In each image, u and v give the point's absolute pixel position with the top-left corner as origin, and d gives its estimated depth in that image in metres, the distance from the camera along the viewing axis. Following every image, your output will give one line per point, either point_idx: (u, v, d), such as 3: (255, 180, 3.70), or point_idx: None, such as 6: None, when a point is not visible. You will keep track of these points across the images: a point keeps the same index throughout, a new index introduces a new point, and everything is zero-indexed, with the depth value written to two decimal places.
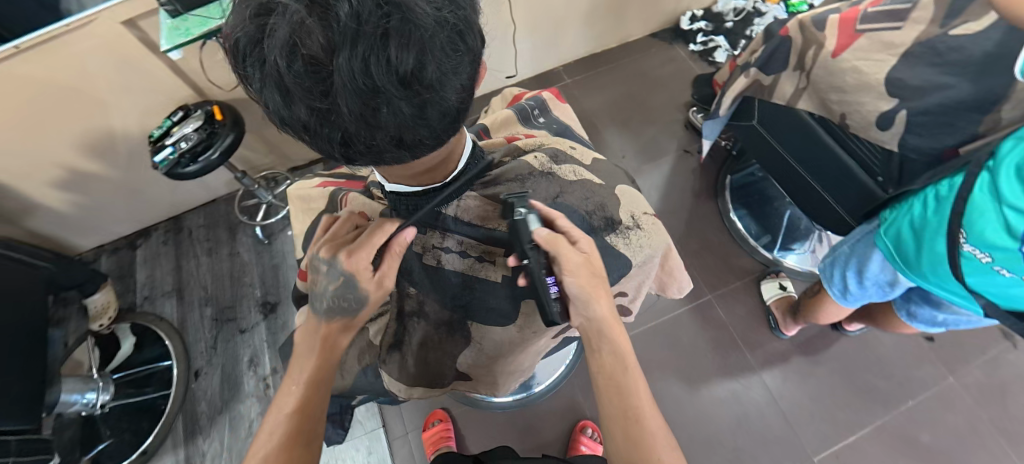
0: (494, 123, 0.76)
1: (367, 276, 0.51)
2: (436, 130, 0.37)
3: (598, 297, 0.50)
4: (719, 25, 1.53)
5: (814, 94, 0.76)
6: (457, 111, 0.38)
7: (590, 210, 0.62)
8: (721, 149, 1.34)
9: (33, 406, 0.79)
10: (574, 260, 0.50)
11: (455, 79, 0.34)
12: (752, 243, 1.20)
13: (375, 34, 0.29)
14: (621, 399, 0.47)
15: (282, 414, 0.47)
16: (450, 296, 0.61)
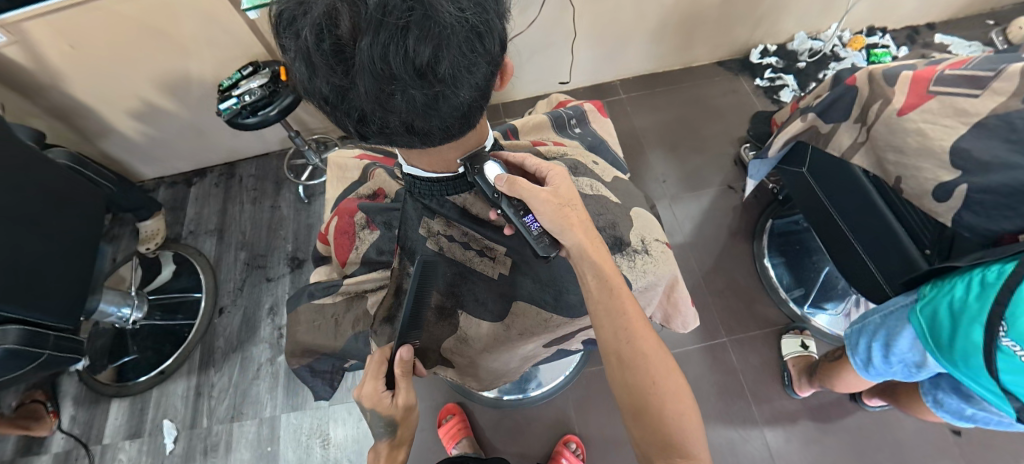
0: (525, 126, 0.76)
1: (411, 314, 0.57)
2: (444, 119, 0.42)
3: (592, 249, 0.54)
4: (790, 63, 1.47)
5: (871, 151, 0.72)
6: (467, 106, 0.42)
7: (600, 227, 0.62)
8: (767, 191, 1.28)
9: (71, 306, 0.88)
10: (544, 197, 0.54)
11: (467, 77, 0.39)
12: (782, 294, 1.14)
13: (398, 26, 0.34)
14: (635, 365, 0.50)
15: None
16: (446, 281, 0.65)
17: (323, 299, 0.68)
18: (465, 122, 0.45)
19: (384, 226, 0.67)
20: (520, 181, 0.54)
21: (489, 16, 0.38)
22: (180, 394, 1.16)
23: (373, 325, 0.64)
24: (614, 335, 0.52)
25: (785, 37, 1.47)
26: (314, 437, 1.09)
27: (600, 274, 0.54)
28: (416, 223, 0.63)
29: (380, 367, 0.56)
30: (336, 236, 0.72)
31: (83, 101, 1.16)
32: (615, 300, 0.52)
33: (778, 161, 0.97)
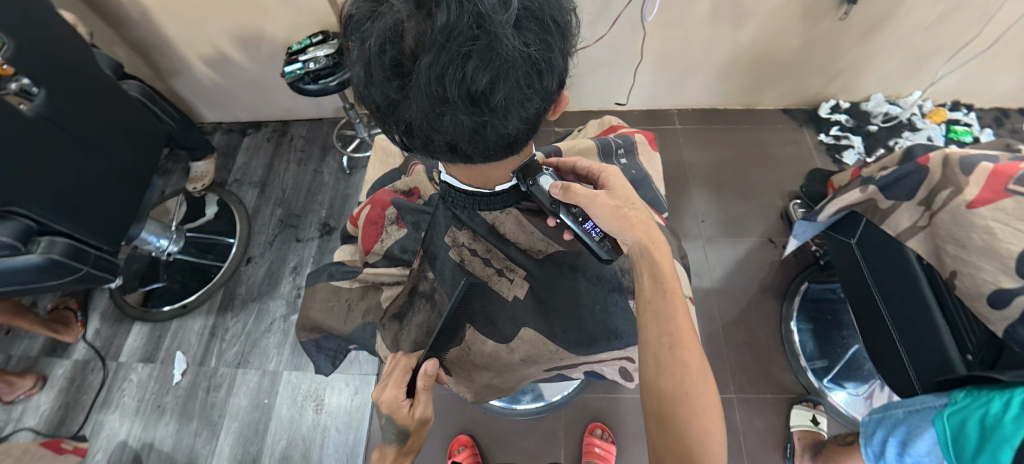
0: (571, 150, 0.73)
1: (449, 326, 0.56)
2: (487, 144, 0.42)
3: (653, 248, 0.55)
4: (861, 124, 1.39)
5: (931, 238, 0.68)
6: (511, 135, 0.42)
7: (624, 269, 0.66)
8: (809, 253, 1.22)
9: (115, 230, 0.94)
10: (604, 201, 0.56)
11: (517, 109, 0.39)
12: (802, 363, 1.08)
13: (460, 52, 0.34)
14: (672, 371, 0.50)
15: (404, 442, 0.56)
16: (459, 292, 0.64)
17: (340, 282, 0.69)
18: (507, 149, 0.45)
19: (412, 225, 0.68)
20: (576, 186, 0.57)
21: (552, 54, 0.38)
22: (196, 331, 1.23)
23: (382, 319, 0.64)
24: (658, 338, 0.52)
25: (861, 96, 1.40)
26: (308, 399, 1.13)
27: (656, 276, 0.55)
28: (444, 231, 0.65)
29: (404, 377, 0.57)
30: (366, 224, 0.72)
31: (164, 40, 1.24)
32: (667, 304, 0.53)
33: (826, 227, 0.93)
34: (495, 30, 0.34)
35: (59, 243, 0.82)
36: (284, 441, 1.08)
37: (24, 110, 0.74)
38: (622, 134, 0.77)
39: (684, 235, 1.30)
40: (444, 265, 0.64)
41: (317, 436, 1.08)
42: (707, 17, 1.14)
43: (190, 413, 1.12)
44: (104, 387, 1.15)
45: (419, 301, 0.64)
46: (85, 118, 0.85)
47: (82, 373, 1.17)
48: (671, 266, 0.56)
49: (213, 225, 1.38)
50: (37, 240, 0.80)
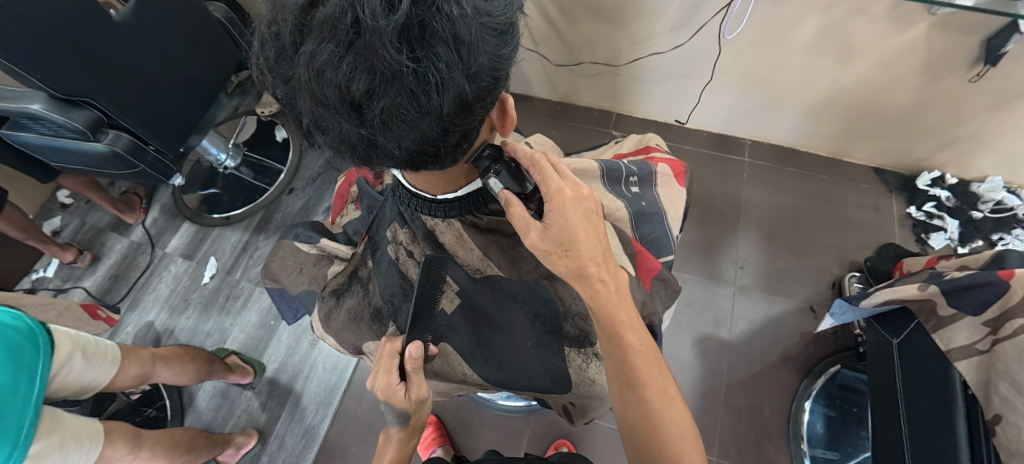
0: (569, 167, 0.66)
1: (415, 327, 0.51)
2: (383, 159, 0.37)
3: (596, 305, 0.49)
4: (963, 206, 1.18)
5: (987, 367, 0.57)
6: (411, 156, 0.37)
7: (568, 314, 0.57)
8: (852, 336, 1.07)
9: (178, 138, 1.04)
10: (533, 240, 0.47)
11: (408, 130, 0.33)
12: (803, 449, 0.97)
13: (330, 51, 0.28)
14: (638, 410, 0.48)
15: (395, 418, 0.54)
16: (391, 291, 0.55)
17: (301, 244, 0.63)
18: (412, 166, 0.39)
19: (366, 210, 0.60)
20: (516, 209, 0.46)
21: (459, 77, 0.31)
22: (231, 243, 1.34)
23: (322, 292, 0.59)
24: (617, 378, 0.50)
25: (974, 175, 1.18)
26: (307, 332, 1.20)
27: (607, 322, 0.49)
28: (387, 224, 0.56)
29: (391, 362, 0.52)
30: (337, 198, 0.71)
31: None
32: (618, 346, 0.49)
33: (870, 315, 0.81)
34: (372, 36, 0.27)
35: (123, 138, 0.91)
36: (277, 364, 1.17)
37: (113, 16, 0.82)
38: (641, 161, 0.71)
39: (715, 277, 1.20)
40: (383, 257, 0.56)
41: (305, 368, 1.16)
42: (806, 48, 1.00)
43: (208, 314, 1.24)
44: (147, 270, 1.31)
45: (354, 286, 0.58)
46: (168, 32, 0.93)
47: (134, 253, 1.34)
48: (622, 303, 0.50)
49: (270, 151, 1.48)
50: (106, 132, 0.90)
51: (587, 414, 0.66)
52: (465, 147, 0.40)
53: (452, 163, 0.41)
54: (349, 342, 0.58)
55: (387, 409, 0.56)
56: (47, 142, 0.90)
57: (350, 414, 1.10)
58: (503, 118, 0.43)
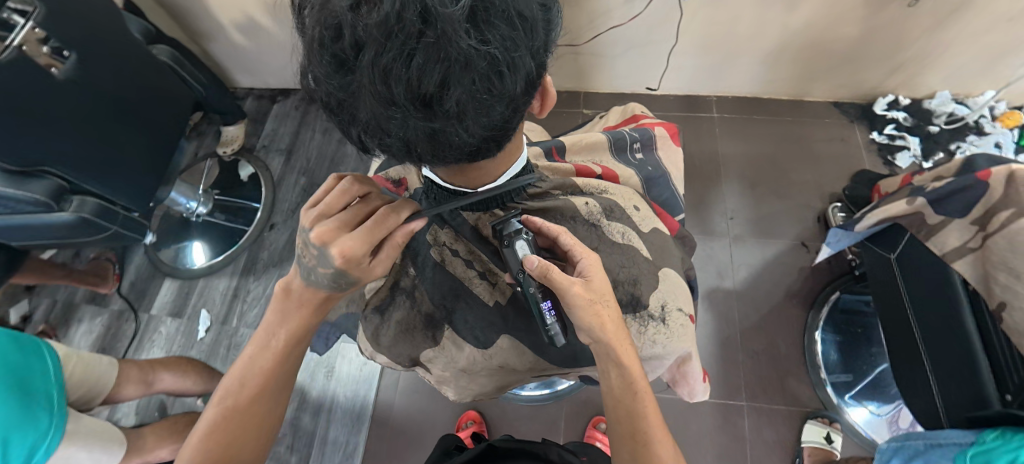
0: (579, 145, 0.72)
1: (359, 266, 0.43)
2: (448, 153, 0.37)
3: (609, 329, 0.48)
4: (919, 124, 1.26)
5: (982, 262, 0.62)
6: (476, 143, 0.37)
7: (618, 280, 0.56)
8: (845, 261, 1.13)
9: (145, 191, 0.99)
10: (578, 293, 0.47)
11: (479, 117, 0.33)
12: (822, 377, 1.02)
13: (400, 48, 0.28)
14: (630, 421, 0.48)
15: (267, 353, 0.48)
16: (442, 293, 0.57)
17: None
18: (473, 156, 0.39)
19: None
20: (557, 272, 0.46)
21: (524, 53, 0.32)
22: (220, 291, 1.29)
23: (363, 310, 0.60)
24: (628, 435, 0.48)
25: (924, 92, 1.25)
26: (320, 366, 1.17)
27: (626, 375, 0.49)
28: (423, 226, 0.57)
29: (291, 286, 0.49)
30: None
31: (194, 5, 1.23)
32: (633, 399, 0.48)
33: (864, 237, 0.86)
34: (444, 24, 0.27)
35: (89, 202, 0.87)
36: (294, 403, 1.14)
37: (57, 74, 0.76)
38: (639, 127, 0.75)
39: (709, 232, 1.23)
40: (427, 261, 0.57)
41: (326, 401, 1.13)
42: None
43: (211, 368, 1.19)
44: (136, 336, 1.24)
45: (398, 297, 0.58)
46: (116, 83, 0.88)
47: (117, 322, 1.27)
48: (637, 364, 0.50)
49: (241, 191, 1.42)
50: (69, 199, 0.85)
51: None
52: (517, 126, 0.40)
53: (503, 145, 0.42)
54: (404, 354, 0.59)
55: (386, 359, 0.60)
56: (4, 221, 0.83)
57: (384, 436, 1.09)
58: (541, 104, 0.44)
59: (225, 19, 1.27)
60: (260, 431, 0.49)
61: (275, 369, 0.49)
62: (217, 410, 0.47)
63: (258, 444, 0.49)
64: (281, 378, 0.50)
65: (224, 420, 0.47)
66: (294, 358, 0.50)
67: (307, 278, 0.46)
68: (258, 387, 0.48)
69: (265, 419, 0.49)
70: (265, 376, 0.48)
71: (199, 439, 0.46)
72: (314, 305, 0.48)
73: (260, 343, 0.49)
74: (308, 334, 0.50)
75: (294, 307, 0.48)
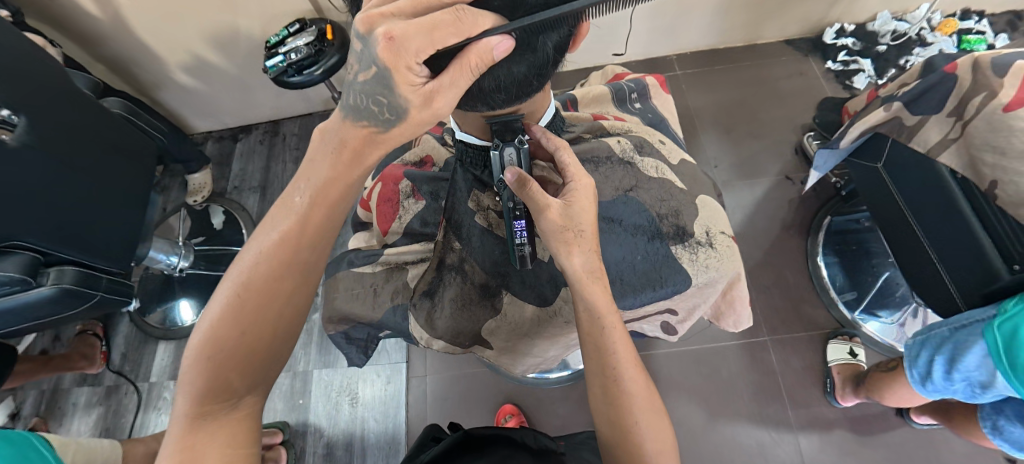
0: (586, 97, 0.82)
1: (413, 89, 0.40)
2: (518, 65, 0.44)
3: (585, 280, 0.51)
4: (868, 46, 1.32)
5: (965, 149, 0.65)
6: (547, 56, 0.45)
7: (661, 214, 0.63)
8: (829, 186, 1.19)
9: (122, 252, 0.93)
10: (552, 217, 0.51)
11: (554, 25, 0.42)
12: (833, 297, 1.06)
13: None
14: (601, 356, 0.51)
15: (261, 260, 0.46)
16: (492, 260, 0.63)
17: (361, 268, 0.66)
18: (539, 77, 0.48)
19: (432, 197, 0.68)
20: (533, 185, 0.50)
21: None
22: None
23: (412, 299, 0.62)
24: (600, 369, 0.52)
25: (866, 16, 1.32)
26: (343, 394, 1.14)
27: (592, 310, 0.51)
28: (466, 195, 0.64)
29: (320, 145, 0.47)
30: (379, 203, 0.71)
31: (134, 53, 1.17)
32: (601, 335, 0.51)
33: (848, 153, 0.91)
34: None
35: (68, 271, 0.82)
36: (324, 438, 1.10)
37: (7, 141, 0.70)
38: (633, 80, 0.84)
39: None
40: (472, 232, 0.63)
41: (356, 428, 1.10)
42: None
43: None
44: (140, 407, 1.18)
45: (448, 275, 0.62)
46: (72, 144, 0.82)
47: (116, 398, 1.19)
48: (607, 297, 0.52)
49: (222, 236, 1.36)
50: (46, 271, 0.80)
51: (682, 323, 0.69)
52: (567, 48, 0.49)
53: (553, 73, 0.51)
54: (465, 332, 0.62)
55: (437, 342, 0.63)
56: None
57: None
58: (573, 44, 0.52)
59: (170, 62, 1.21)
60: (288, 313, 0.47)
61: (309, 236, 0.47)
62: (241, 280, 0.46)
63: (285, 330, 0.47)
64: (311, 251, 0.48)
65: (251, 292, 0.45)
66: (328, 227, 0.49)
67: (349, 109, 0.43)
68: (287, 254, 0.47)
69: (289, 300, 0.47)
70: (293, 243, 0.47)
71: (222, 311, 0.45)
72: (353, 152, 0.46)
73: (287, 209, 0.48)
74: (346, 195, 0.49)
75: (328, 150, 0.46)
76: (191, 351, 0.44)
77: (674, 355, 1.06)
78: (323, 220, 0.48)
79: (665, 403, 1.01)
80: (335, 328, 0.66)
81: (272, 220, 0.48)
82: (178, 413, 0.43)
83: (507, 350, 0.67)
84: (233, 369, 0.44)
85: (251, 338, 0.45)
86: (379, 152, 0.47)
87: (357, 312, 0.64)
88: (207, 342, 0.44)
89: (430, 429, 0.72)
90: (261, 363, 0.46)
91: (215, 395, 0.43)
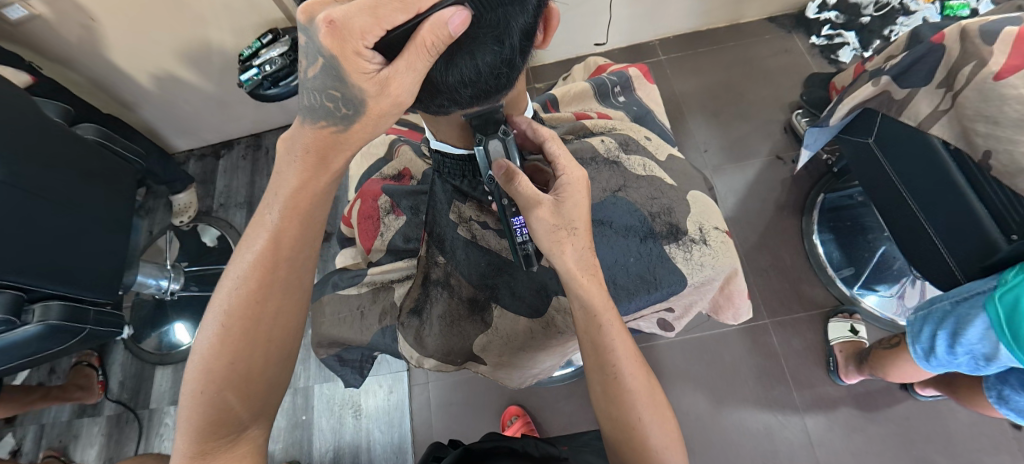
0: (567, 96, 0.80)
1: (367, 76, 0.38)
2: (484, 53, 0.41)
3: (581, 279, 0.50)
4: (852, 18, 1.29)
5: (957, 119, 0.64)
6: (516, 41, 0.42)
7: (653, 213, 0.62)
8: (820, 163, 1.18)
9: (108, 281, 0.91)
10: (543, 215, 0.49)
11: (515, 7, 0.38)
12: (831, 274, 1.06)
13: None
14: (599, 356, 0.50)
15: (237, 290, 0.44)
16: (479, 272, 0.62)
17: (347, 290, 0.65)
18: (509, 67, 0.44)
19: (411, 211, 0.67)
20: (523, 178, 0.49)
21: None
22: None
23: (400, 318, 0.61)
24: (599, 368, 0.51)
25: None
26: (346, 407, 1.12)
27: (589, 308, 0.50)
28: (447, 207, 0.63)
29: (288, 149, 0.44)
30: (361, 221, 0.70)
31: (105, 75, 1.14)
32: (599, 333, 0.50)
33: (837, 131, 0.90)
34: None
35: (54, 306, 0.79)
36: (331, 453, 1.09)
37: None
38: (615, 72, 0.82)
39: None
40: (455, 244, 0.62)
41: (362, 441, 1.09)
42: None
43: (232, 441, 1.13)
44: (143, 434, 1.16)
45: (435, 290, 0.61)
46: (48, 174, 0.80)
47: (117, 427, 1.18)
48: (603, 294, 0.51)
49: (212, 256, 1.34)
50: (31, 308, 0.77)
51: (682, 317, 0.68)
52: (538, 30, 0.45)
53: (523, 63, 0.47)
54: (458, 347, 0.61)
55: (428, 359, 0.61)
56: None
57: None
58: (545, 34, 0.48)
59: (143, 82, 1.18)
60: (277, 337, 0.45)
61: (286, 252, 0.45)
62: (224, 310, 0.43)
63: (277, 355, 0.45)
64: (292, 268, 0.46)
65: (236, 320, 0.43)
66: (305, 240, 0.46)
67: (307, 111, 0.42)
68: (266, 275, 0.44)
69: (276, 323, 0.45)
70: (270, 261, 0.44)
71: (210, 343, 0.43)
72: (317, 157, 0.44)
73: (260, 227, 0.45)
74: (318, 204, 0.46)
75: (293, 162, 0.44)
76: (186, 386, 0.42)
77: (677, 344, 1.05)
78: (299, 239, 0.45)
79: (671, 393, 1.01)
80: (329, 349, 0.65)
81: (243, 248, 0.45)
82: (183, 449, 0.42)
83: (501, 366, 0.65)
84: (231, 399, 0.42)
85: (243, 367, 0.43)
86: (345, 154, 0.45)
87: (347, 335, 0.63)
88: (201, 377, 0.42)
89: (431, 449, 0.71)
90: (259, 391, 0.44)
91: (219, 426, 0.42)
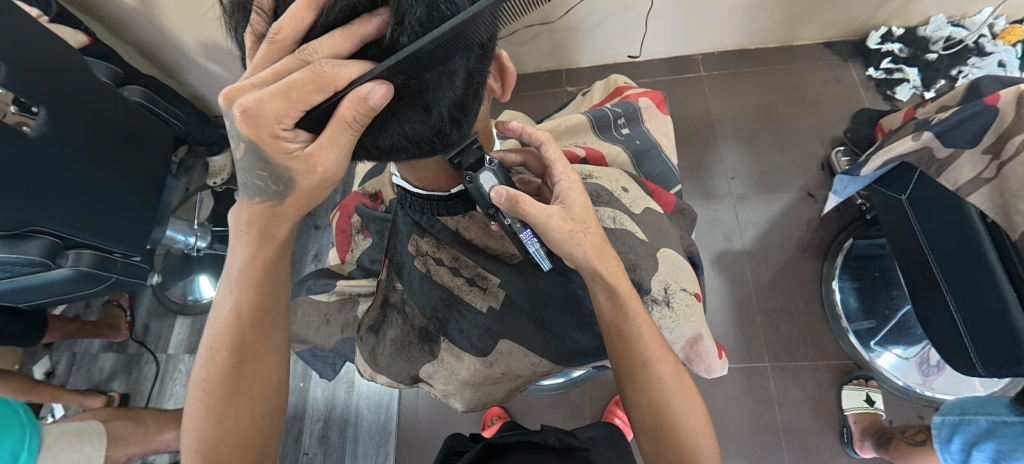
0: (562, 127, 0.79)
1: (286, 155, 0.39)
2: (411, 122, 0.40)
3: (603, 267, 0.50)
4: (917, 53, 1.19)
5: (999, 192, 0.58)
6: (442, 116, 0.41)
7: None
8: (854, 207, 1.11)
9: (140, 235, 0.98)
10: (558, 225, 0.48)
11: (444, 82, 0.37)
12: (845, 327, 1.00)
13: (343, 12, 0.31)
14: (628, 344, 0.50)
15: (213, 359, 0.49)
16: (432, 304, 0.63)
17: (319, 296, 0.68)
18: (442, 136, 0.44)
19: (376, 235, 0.69)
20: (525, 197, 0.47)
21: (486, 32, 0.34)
22: None
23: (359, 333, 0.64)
24: (626, 359, 0.51)
25: (917, 19, 1.19)
26: (341, 381, 1.17)
27: (614, 297, 0.51)
28: (406, 239, 0.63)
29: (239, 220, 0.47)
30: (338, 233, 0.75)
31: (159, 38, 1.20)
32: (626, 324, 0.50)
33: (871, 181, 0.83)
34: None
35: (85, 254, 0.86)
36: (321, 422, 1.14)
37: (28, 132, 0.74)
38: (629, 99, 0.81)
39: (711, 195, 1.20)
40: (412, 275, 0.63)
41: (351, 415, 1.14)
42: None
43: None
44: (158, 376, 1.26)
45: (391, 315, 0.63)
46: (89, 133, 0.85)
47: (138, 365, 1.28)
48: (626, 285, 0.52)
49: None
50: (65, 253, 0.84)
51: None
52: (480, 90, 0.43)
53: (466, 127, 0.46)
54: (405, 372, 0.63)
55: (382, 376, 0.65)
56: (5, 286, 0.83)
57: (412, 441, 1.10)
58: (504, 86, 0.49)
59: (192, 50, 1.24)
60: (259, 392, 0.50)
61: (249, 316, 0.49)
62: (204, 377, 0.48)
63: (261, 408, 0.50)
64: (259, 332, 0.50)
65: (214, 385, 0.48)
66: (262, 303, 0.50)
67: (244, 189, 0.44)
68: (234, 342, 0.49)
69: (254, 381, 0.50)
70: (235, 329, 0.49)
71: (198, 407, 0.48)
72: (259, 231, 0.47)
73: (222, 304, 0.50)
74: (274, 274, 0.51)
75: (243, 238, 0.48)
76: (186, 450, 0.48)
77: None
78: (259, 307, 0.50)
79: None
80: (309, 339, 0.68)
81: (213, 319, 0.50)
82: None
83: (458, 397, 0.66)
84: (225, 451, 0.48)
85: (230, 425, 0.48)
86: (286, 224, 0.47)
87: (317, 340, 0.68)
88: (196, 440, 0.48)
89: (451, 443, 0.72)
90: (255, 440, 0.50)
91: None
